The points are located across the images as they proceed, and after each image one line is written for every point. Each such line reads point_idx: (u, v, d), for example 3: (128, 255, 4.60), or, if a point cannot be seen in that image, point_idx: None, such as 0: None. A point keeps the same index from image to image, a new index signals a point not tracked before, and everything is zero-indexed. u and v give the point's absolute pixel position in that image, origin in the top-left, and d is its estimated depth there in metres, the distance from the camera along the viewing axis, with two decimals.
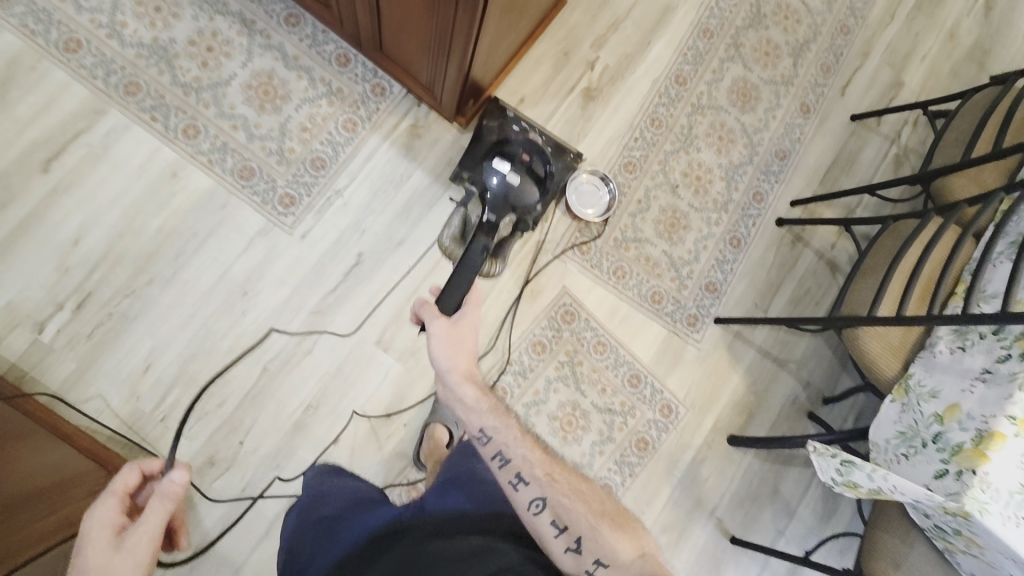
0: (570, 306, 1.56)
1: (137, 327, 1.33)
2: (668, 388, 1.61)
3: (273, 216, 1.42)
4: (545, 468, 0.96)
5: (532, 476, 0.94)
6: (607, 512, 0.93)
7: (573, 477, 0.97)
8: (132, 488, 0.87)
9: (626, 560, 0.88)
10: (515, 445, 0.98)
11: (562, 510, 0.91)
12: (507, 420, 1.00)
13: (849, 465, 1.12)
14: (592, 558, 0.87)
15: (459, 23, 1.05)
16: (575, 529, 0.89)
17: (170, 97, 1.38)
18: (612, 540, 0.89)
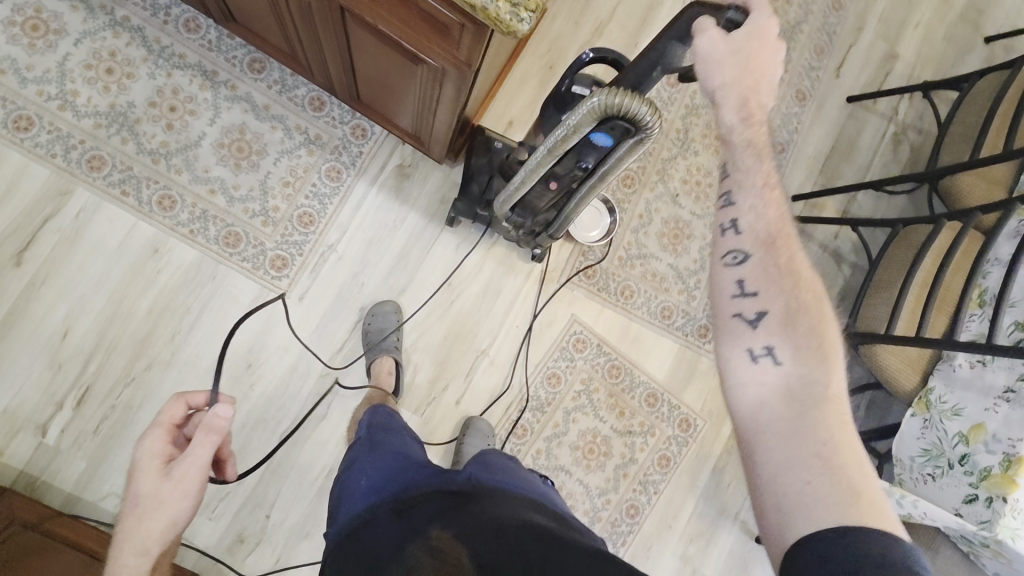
0: (581, 334, 1.54)
1: (143, 416, 1.29)
2: (685, 402, 1.61)
3: (267, 281, 1.35)
4: (767, 233, 0.68)
5: (750, 225, 0.69)
6: (818, 314, 0.65)
7: (812, 286, 0.66)
8: (179, 421, 0.81)
9: (809, 369, 0.62)
10: (764, 215, 0.69)
11: (770, 309, 0.65)
12: (778, 210, 0.69)
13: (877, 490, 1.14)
14: (766, 344, 0.64)
15: (439, 93, 0.97)
16: (769, 306, 0.65)
17: (139, 167, 1.29)
18: (808, 340, 0.63)
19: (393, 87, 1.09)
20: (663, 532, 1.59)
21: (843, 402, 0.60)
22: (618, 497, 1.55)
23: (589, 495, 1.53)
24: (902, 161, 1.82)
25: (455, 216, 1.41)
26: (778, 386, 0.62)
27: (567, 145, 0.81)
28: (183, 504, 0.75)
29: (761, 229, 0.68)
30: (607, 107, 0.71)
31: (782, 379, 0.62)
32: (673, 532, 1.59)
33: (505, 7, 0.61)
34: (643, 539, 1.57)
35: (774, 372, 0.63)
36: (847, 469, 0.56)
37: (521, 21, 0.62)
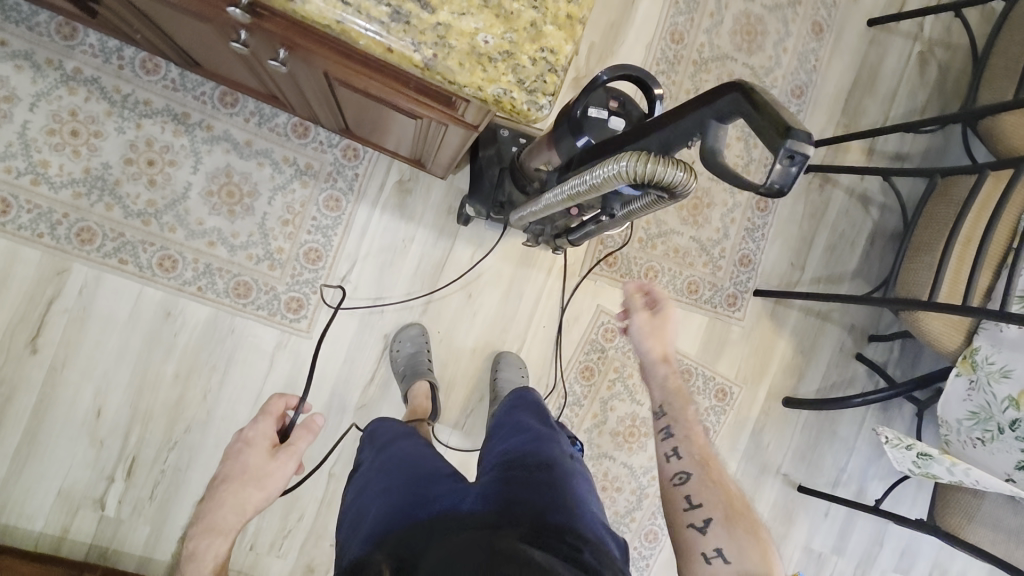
0: (610, 323, 1.51)
1: (194, 475, 1.30)
2: (719, 373, 1.60)
3: (286, 325, 1.32)
4: (700, 456, 0.90)
5: (687, 451, 0.91)
6: (749, 518, 0.82)
7: (741, 501, 0.85)
8: (283, 413, 0.97)
9: (755, 564, 0.77)
10: (683, 428, 0.95)
11: (704, 500, 0.84)
12: (685, 407, 0.98)
13: (927, 458, 1.14)
14: (713, 544, 0.79)
15: (440, 135, 0.89)
16: (710, 512, 0.82)
17: (131, 231, 1.23)
18: (748, 542, 0.79)
19: (384, 124, 0.99)
20: None
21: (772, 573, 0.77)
22: None
23: (634, 475, 1.56)
24: (929, 84, 1.68)
25: (466, 217, 1.33)
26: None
27: (591, 194, 0.74)
28: (285, 482, 0.88)
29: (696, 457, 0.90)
30: (636, 173, 0.63)
31: (727, 571, 0.77)
32: None
33: (522, 95, 0.54)
34: None
35: (722, 568, 0.77)
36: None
37: (541, 108, 0.55)
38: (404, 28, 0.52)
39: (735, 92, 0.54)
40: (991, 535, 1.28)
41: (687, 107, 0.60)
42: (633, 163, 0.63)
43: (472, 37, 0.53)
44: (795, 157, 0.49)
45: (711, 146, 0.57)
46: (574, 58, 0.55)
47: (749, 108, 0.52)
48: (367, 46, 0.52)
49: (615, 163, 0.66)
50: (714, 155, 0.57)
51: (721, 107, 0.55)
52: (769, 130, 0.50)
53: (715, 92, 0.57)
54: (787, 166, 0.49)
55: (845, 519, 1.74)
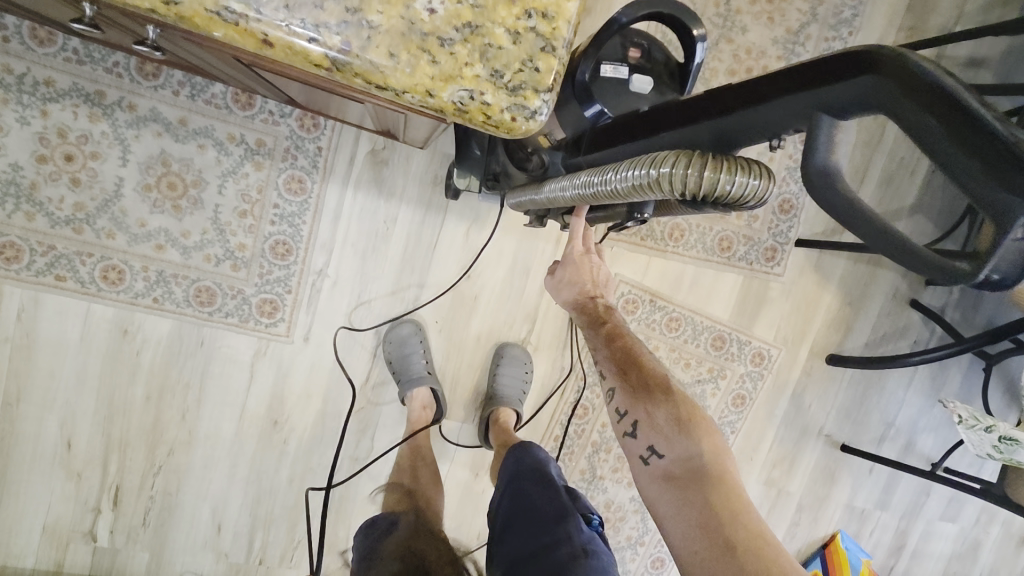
0: (631, 293, 1.32)
1: (187, 499, 1.20)
2: (755, 336, 1.42)
3: (262, 331, 1.17)
4: (619, 360, 0.88)
5: (606, 366, 0.90)
6: (670, 404, 0.82)
7: (665, 389, 0.84)
8: None
9: (686, 449, 0.77)
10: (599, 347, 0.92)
11: (626, 409, 0.84)
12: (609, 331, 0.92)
13: (1011, 442, 0.99)
14: (647, 446, 0.80)
15: (401, 113, 0.66)
16: (632, 415, 0.83)
17: (62, 242, 1.04)
18: (671, 426, 0.79)
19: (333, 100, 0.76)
20: (746, 466, 1.51)
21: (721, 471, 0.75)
22: None
23: None
24: None
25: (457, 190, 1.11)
26: (666, 473, 0.77)
27: (612, 199, 0.54)
28: None
29: (617, 366, 0.88)
30: (690, 182, 0.43)
31: (664, 466, 0.78)
32: (755, 463, 1.51)
33: (500, 96, 0.32)
34: None
35: (659, 465, 0.78)
36: (722, 522, 0.69)
37: (535, 113, 0.33)
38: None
39: (872, 71, 0.32)
40: None
41: (776, 87, 0.39)
42: (680, 173, 0.43)
43: (405, 5, 0.31)
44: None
45: (822, 159, 0.36)
46: (580, 23, 0.33)
47: (904, 99, 0.31)
48: (228, 37, 0.30)
49: (654, 166, 0.45)
50: (827, 176, 0.36)
51: (845, 91, 0.34)
52: (968, 160, 0.28)
53: (831, 72, 0.35)
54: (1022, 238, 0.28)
55: (891, 474, 1.63)
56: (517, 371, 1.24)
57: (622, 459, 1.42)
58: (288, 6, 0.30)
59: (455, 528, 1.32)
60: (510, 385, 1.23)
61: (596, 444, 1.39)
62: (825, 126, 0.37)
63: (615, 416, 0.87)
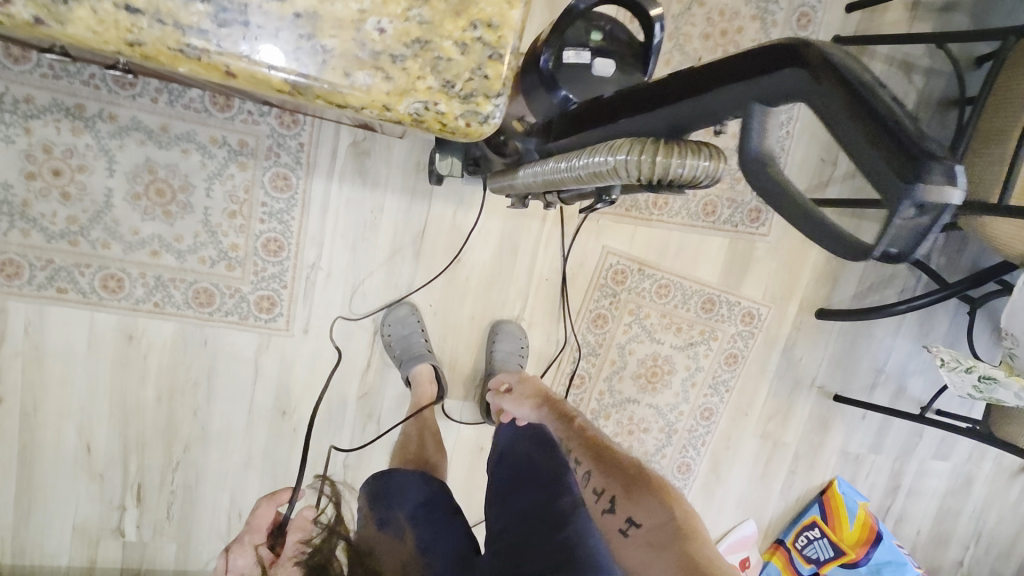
0: (619, 264, 1.35)
1: (206, 491, 1.25)
2: (744, 296, 1.45)
3: (262, 326, 1.20)
4: (589, 446, 0.95)
5: (575, 450, 0.95)
6: (642, 479, 0.86)
7: (635, 468, 0.89)
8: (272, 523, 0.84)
9: (660, 516, 0.81)
10: (568, 432, 0.99)
11: (600, 479, 0.89)
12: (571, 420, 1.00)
13: (989, 381, 1.02)
14: (626, 517, 0.83)
15: None
16: (609, 490, 0.86)
17: (60, 256, 1.07)
18: (646, 498, 0.83)
19: None
20: (741, 421, 1.56)
21: (687, 525, 0.80)
22: (690, 406, 1.50)
23: (661, 414, 1.49)
24: None
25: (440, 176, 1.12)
26: (647, 541, 0.79)
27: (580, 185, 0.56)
28: None
29: (586, 452, 0.94)
30: (642, 168, 0.45)
31: (644, 535, 0.80)
32: (750, 418, 1.56)
33: (455, 106, 0.34)
34: (721, 434, 1.55)
35: (639, 535, 0.80)
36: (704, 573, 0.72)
37: (489, 116, 0.35)
38: (243, 33, 0.32)
39: (798, 64, 0.34)
40: None
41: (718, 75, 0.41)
42: (633, 159, 0.46)
43: (356, 27, 0.33)
44: (926, 208, 0.30)
45: (756, 145, 0.38)
46: (525, 29, 0.35)
47: (822, 88, 0.33)
48: (193, 70, 0.32)
49: (613, 153, 0.47)
50: (764, 162, 0.37)
51: (775, 84, 0.36)
52: (868, 144, 0.30)
53: (765, 63, 0.37)
54: (913, 222, 0.30)
55: (883, 419, 1.68)
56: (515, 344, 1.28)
57: (620, 423, 1.47)
58: (249, 38, 0.32)
59: (465, 500, 1.39)
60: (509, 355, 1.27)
61: (594, 411, 1.44)
62: (758, 114, 0.38)
63: (591, 497, 0.89)
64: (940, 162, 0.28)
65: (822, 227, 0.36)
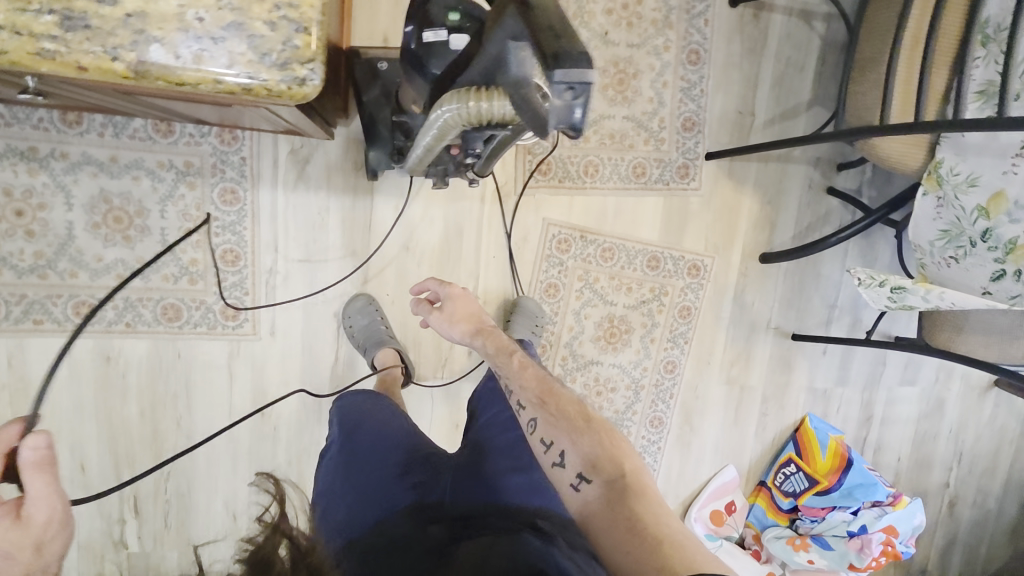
0: (561, 233, 1.43)
1: (199, 496, 1.33)
2: (687, 250, 1.52)
3: (230, 333, 1.28)
4: (537, 394, 0.98)
5: (523, 395, 0.99)
6: (589, 429, 0.92)
7: (580, 415, 0.94)
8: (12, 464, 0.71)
9: (608, 469, 0.86)
10: (515, 378, 1.02)
11: (548, 429, 0.93)
12: (517, 364, 1.04)
13: (901, 291, 1.08)
14: (574, 471, 0.87)
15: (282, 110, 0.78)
16: (558, 442, 0.91)
17: (32, 289, 1.16)
18: (591, 447, 0.89)
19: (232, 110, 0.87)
20: (705, 370, 1.63)
21: (632, 472, 0.86)
22: (653, 362, 1.57)
23: (626, 372, 1.56)
24: None
25: (376, 170, 1.21)
26: (595, 495, 0.84)
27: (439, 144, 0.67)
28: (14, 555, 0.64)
29: (534, 397, 0.98)
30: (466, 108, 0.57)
31: (593, 488, 0.85)
32: (713, 365, 1.63)
33: (275, 73, 0.43)
34: (687, 385, 1.62)
35: (589, 489, 0.85)
36: (649, 527, 0.78)
37: (307, 77, 0.44)
38: (86, 35, 0.40)
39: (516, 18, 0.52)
40: (982, 339, 1.24)
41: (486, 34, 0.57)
42: (457, 104, 0.58)
43: (178, 19, 0.42)
44: (575, 88, 0.46)
45: (513, 69, 0.53)
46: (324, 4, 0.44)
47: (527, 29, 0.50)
48: (52, 69, 0.40)
49: (442, 108, 0.60)
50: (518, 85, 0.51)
51: (511, 31, 0.53)
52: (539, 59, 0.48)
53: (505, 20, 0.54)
54: (569, 94, 0.46)
55: (844, 351, 1.74)
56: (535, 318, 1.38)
57: (587, 386, 1.54)
58: (91, 39, 0.40)
59: None
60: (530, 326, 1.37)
61: (560, 376, 1.51)
62: (511, 50, 0.53)
63: (540, 445, 0.93)
64: (570, 56, 0.46)
65: (524, 111, 0.51)
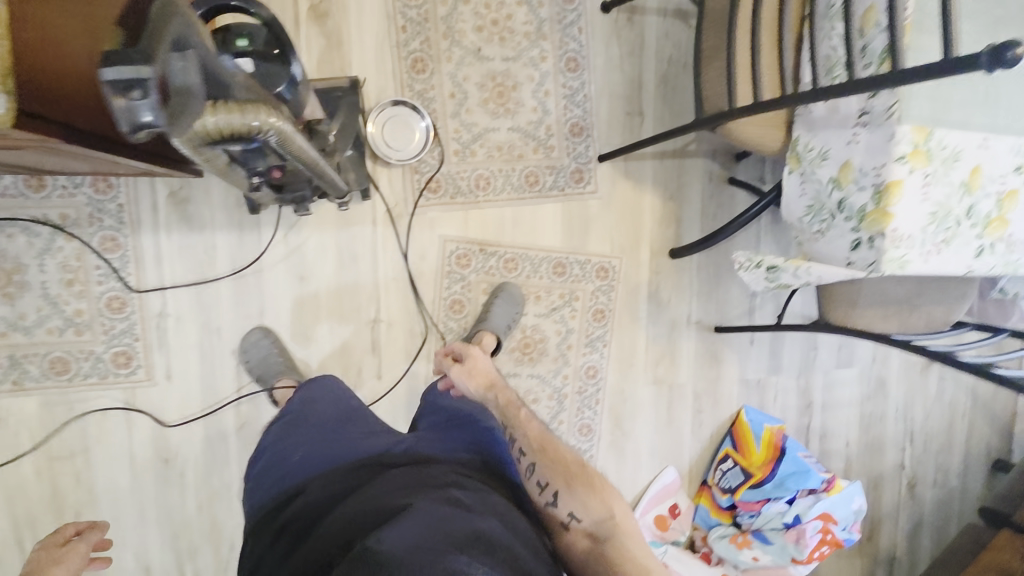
0: (460, 249, 1.43)
1: (107, 553, 1.29)
2: (592, 253, 1.52)
3: (124, 381, 1.26)
4: (538, 442, 0.93)
5: (522, 440, 0.94)
6: (584, 474, 0.87)
7: (577, 464, 0.89)
8: None
9: (599, 513, 0.83)
10: (517, 427, 0.96)
11: (542, 470, 0.88)
12: (516, 409, 0.99)
13: (774, 270, 1.07)
14: (566, 511, 0.84)
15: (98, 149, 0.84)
16: (551, 484, 0.86)
17: None
18: (585, 491, 0.85)
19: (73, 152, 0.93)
20: (629, 372, 1.60)
21: (620, 517, 0.84)
22: (573, 369, 1.55)
23: (546, 382, 1.54)
24: None
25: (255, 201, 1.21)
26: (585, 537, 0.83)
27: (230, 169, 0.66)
28: None
29: (532, 442, 0.93)
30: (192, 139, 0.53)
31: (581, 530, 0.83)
32: (638, 366, 1.61)
33: None
34: (612, 389, 1.59)
35: (578, 528, 0.83)
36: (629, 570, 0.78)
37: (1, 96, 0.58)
38: None
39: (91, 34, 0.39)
40: (875, 312, 1.23)
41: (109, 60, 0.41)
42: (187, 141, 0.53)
43: None
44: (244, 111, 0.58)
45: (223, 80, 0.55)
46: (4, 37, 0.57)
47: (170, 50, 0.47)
48: None
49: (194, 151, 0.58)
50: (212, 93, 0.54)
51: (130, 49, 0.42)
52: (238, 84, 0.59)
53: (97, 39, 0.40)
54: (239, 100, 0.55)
55: (772, 339, 1.72)
56: (508, 308, 1.43)
57: None
58: None
59: None
60: (504, 317, 1.42)
61: None
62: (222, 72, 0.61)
63: (532, 488, 0.88)
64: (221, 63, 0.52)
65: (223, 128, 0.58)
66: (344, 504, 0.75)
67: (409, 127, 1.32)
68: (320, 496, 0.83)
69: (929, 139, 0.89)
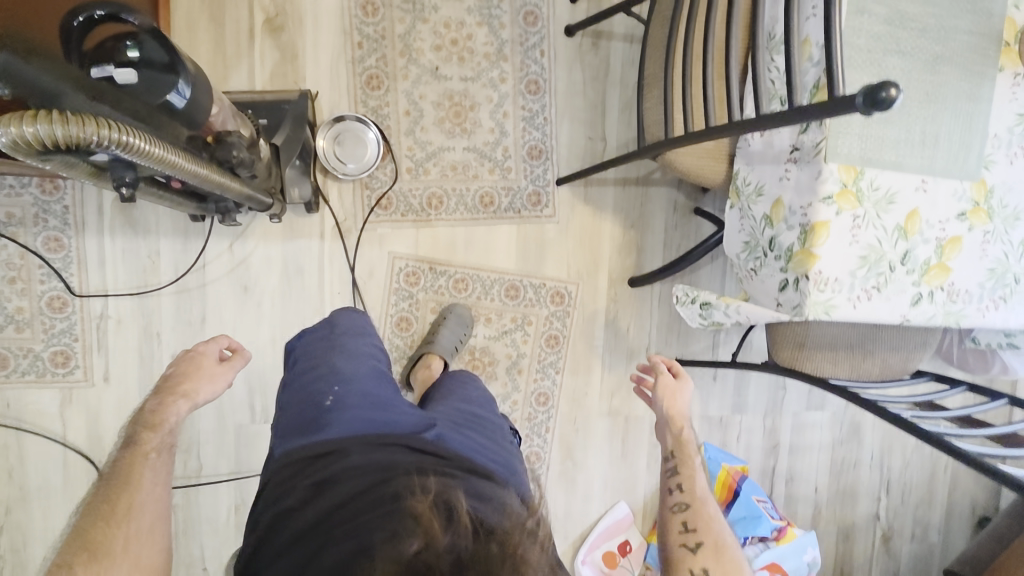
0: (409, 266, 1.41)
1: (33, 553, 1.28)
2: (547, 277, 1.49)
3: (61, 381, 1.27)
4: (701, 494, 0.89)
5: (683, 486, 0.90)
6: (730, 548, 0.81)
7: (731, 537, 0.84)
8: None
9: None
10: (690, 468, 0.93)
11: (699, 521, 0.84)
12: (692, 454, 0.95)
13: (708, 306, 1.02)
14: (700, 567, 0.79)
15: None
16: (704, 540, 0.82)
17: None
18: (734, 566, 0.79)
19: None
20: (583, 402, 1.55)
21: None
22: (523, 395, 1.51)
23: None
24: None
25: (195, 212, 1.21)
26: None
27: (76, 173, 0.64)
28: None
29: (695, 493, 0.89)
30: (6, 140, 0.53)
31: None
32: (592, 396, 1.55)
33: None
34: (565, 419, 1.54)
35: None
36: None
37: None
38: None
39: None
40: (822, 354, 1.17)
41: None
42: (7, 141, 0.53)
43: None
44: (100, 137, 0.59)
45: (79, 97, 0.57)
46: None
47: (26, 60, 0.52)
48: None
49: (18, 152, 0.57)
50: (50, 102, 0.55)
51: None
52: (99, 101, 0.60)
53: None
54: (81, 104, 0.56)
55: (737, 375, 1.65)
56: (456, 328, 1.39)
57: None
58: None
59: None
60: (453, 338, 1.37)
61: None
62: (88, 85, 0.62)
63: (675, 525, 0.85)
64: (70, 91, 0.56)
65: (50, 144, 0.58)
66: (383, 490, 0.63)
67: (359, 143, 1.31)
68: (359, 466, 0.68)
69: (859, 179, 0.85)
